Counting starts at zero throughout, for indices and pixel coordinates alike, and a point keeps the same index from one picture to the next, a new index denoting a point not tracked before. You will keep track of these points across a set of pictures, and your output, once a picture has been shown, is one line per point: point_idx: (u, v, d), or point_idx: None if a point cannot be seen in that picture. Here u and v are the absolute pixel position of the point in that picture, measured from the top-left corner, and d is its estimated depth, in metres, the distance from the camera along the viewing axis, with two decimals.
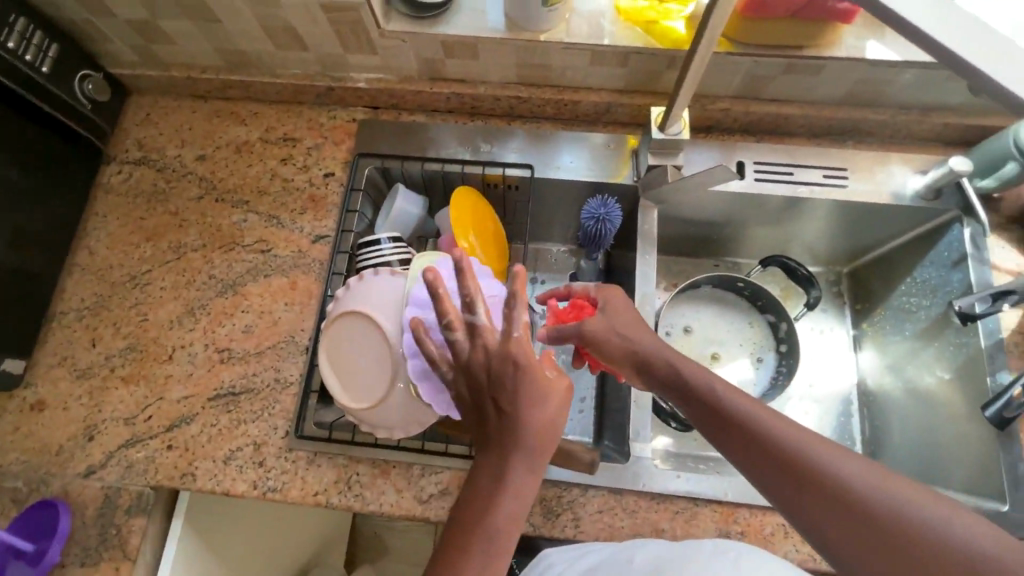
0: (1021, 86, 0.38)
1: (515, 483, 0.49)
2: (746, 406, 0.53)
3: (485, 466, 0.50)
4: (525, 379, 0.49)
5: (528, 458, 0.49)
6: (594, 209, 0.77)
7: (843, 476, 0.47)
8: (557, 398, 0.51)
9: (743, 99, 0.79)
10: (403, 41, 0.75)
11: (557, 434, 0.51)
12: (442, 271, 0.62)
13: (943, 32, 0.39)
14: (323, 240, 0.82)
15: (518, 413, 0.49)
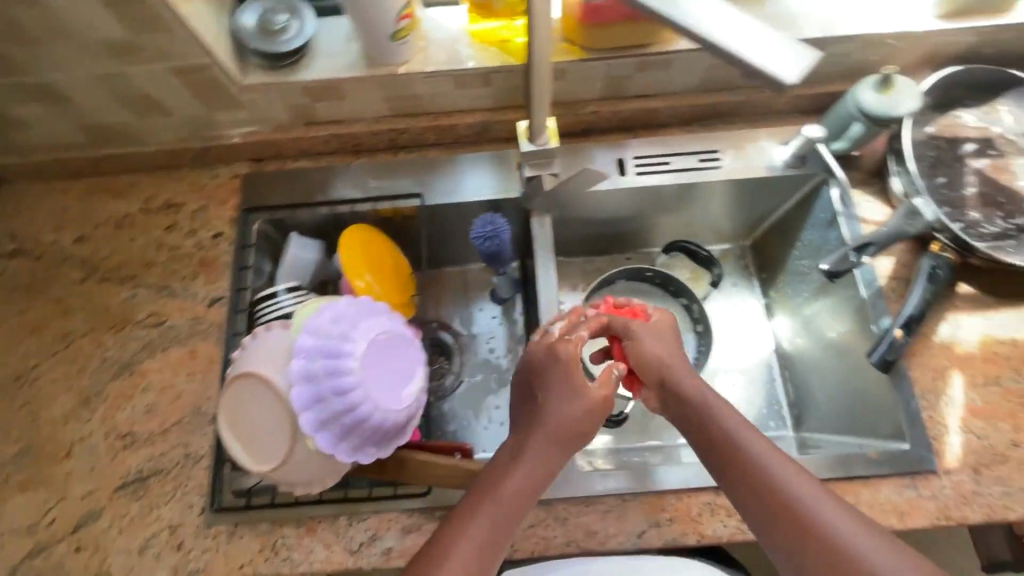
0: (773, 68, 0.41)
1: (531, 467, 0.59)
2: (735, 425, 0.60)
3: (501, 462, 0.60)
4: (564, 373, 0.63)
5: (546, 437, 0.60)
6: (481, 229, 0.76)
7: (802, 493, 0.55)
8: (593, 399, 0.62)
9: (610, 100, 0.82)
10: (265, 93, 0.75)
11: (572, 425, 0.61)
12: (325, 316, 0.61)
13: (697, 22, 0.44)
14: (218, 303, 0.80)
15: (557, 393, 0.62)
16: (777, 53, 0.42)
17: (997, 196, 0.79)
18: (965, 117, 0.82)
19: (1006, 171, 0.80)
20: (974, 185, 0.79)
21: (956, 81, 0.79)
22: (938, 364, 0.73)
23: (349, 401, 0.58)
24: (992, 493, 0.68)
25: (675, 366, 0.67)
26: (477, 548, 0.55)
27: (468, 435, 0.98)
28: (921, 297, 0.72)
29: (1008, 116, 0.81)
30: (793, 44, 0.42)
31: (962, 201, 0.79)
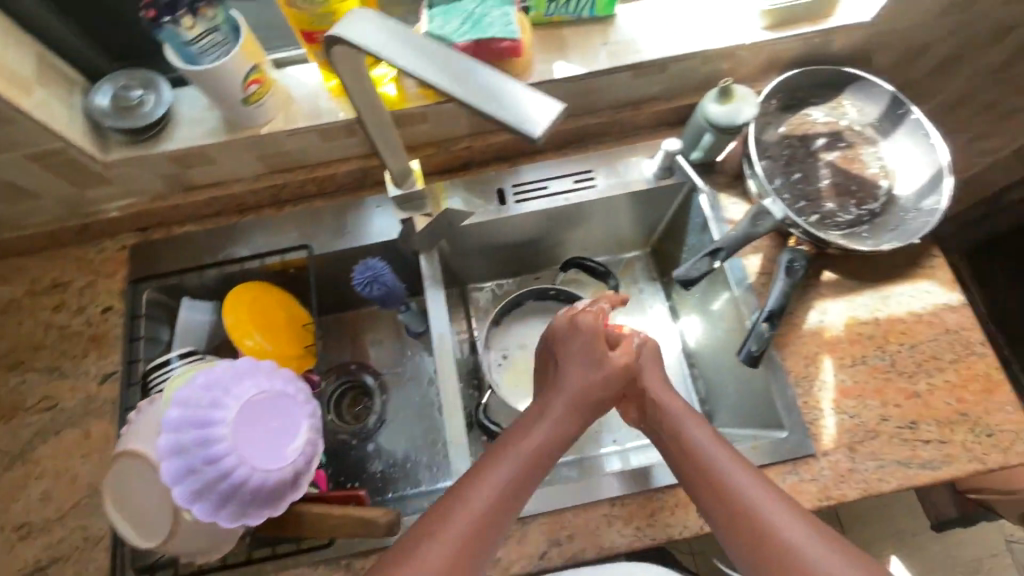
0: (522, 122, 0.41)
1: (550, 424, 0.64)
2: (706, 440, 0.63)
3: (526, 423, 0.65)
4: (587, 338, 0.71)
5: (566, 397, 0.66)
6: (362, 275, 0.78)
7: (760, 501, 0.57)
8: (615, 366, 0.70)
9: (480, 134, 0.86)
10: (131, 166, 0.76)
11: (589, 392, 0.67)
12: (194, 385, 0.62)
13: (454, 82, 0.43)
14: (110, 379, 0.80)
15: (585, 356, 0.70)
16: (528, 106, 0.41)
17: (850, 185, 0.84)
18: (814, 114, 0.87)
19: (856, 160, 0.86)
20: (827, 177, 0.85)
21: (799, 82, 0.85)
22: (809, 350, 0.77)
23: (222, 467, 0.59)
24: (867, 468, 0.72)
25: (654, 388, 0.70)
26: (494, 495, 0.57)
27: (395, 473, 0.98)
28: (780, 292, 0.76)
29: (852, 108, 0.87)
30: (540, 94, 0.42)
31: (818, 194, 0.84)
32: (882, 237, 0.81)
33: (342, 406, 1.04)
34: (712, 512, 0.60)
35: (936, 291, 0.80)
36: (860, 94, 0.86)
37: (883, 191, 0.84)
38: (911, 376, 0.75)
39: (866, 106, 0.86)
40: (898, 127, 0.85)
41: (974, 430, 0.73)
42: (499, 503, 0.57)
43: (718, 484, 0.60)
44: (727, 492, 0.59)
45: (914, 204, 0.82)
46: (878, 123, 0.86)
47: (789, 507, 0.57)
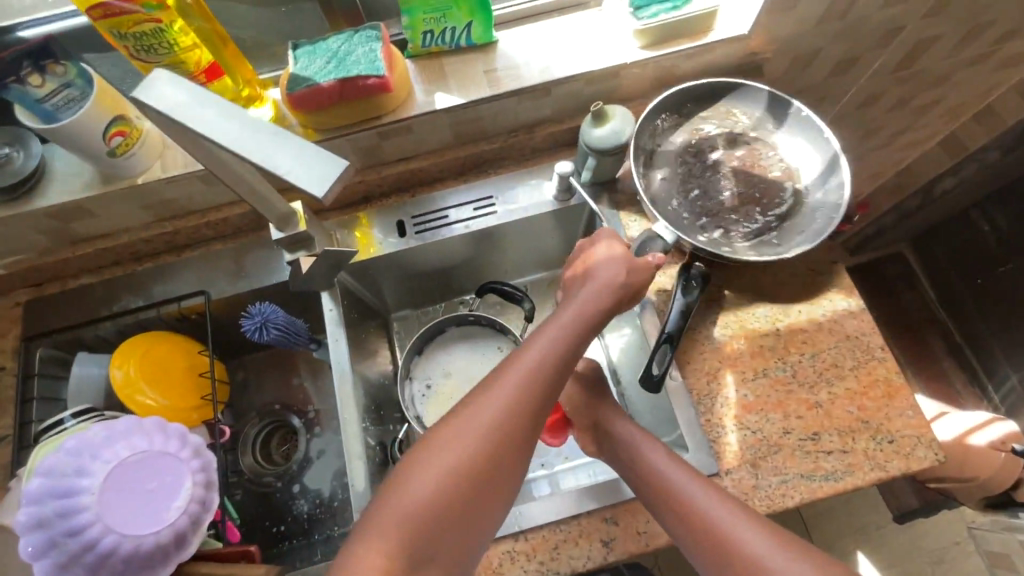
0: (307, 184, 0.40)
1: (554, 340, 0.58)
2: (660, 461, 0.64)
3: (547, 322, 0.60)
4: (610, 253, 0.67)
5: (583, 312, 0.61)
6: (251, 323, 0.75)
7: (725, 516, 0.57)
8: (635, 268, 0.66)
9: (374, 167, 0.85)
10: (8, 225, 0.74)
11: (606, 304, 0.63)
12: (60, 454, 0.60)
13: (252, 148, 0.42)
14: (3, 442, 0.78)
15: (610, 253, 0.67)
16: (315, 168, 0.40)
17: (753, 193, 0.83)
18: (711, 123, 0.86)
19: (758, 167, 0.84)
20: (729, 188, 0.84)
21: (684, 97, 0.84)
22: (712, 367, 0.76)
23: (89, 536, 0.57)
24: (770, 483, 0.71)
25: (612, 419, 0.70)
26: (528, 380, 0.55)
27: (322, 513, 0.96)
28: (679, 311, 0.74)
29: (749, 114, 0.85)
30: (327, 155, 0.41)
31: (722, 207, 0.83)
32: (784, 243, 0.80)
33: (270, 446, 1.03)
34: (680, 529, 0.59)
35: (834, 299, 0.79)
36: (754, 101, 0.84)
37: (788, 195, 0.82)
38: (812, 386, 0.75)
39: (761, 112, 0.85)
40: (796, 129, 0.84)
41: (876, 437, 0.72)
42: (529, 391, 0.54)
43: (680, 504, 0.60)
44: (690, 510, 0.59)
45: (819, 207, 0.81)
46: (777, 126, 0.84)
47: (751, 519, 0.57)
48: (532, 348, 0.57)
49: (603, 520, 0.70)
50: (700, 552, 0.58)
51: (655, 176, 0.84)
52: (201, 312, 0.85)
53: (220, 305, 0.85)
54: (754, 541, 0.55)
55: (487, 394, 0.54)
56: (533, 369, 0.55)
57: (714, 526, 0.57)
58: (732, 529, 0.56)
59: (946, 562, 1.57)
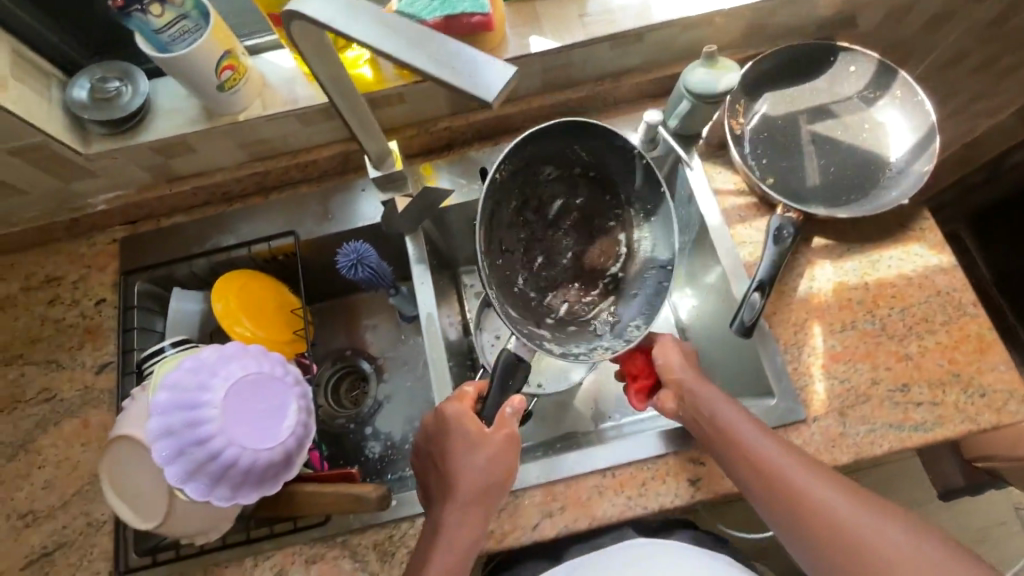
0: (474, 86, 0.41)
1: (446, 543, 0.61)
2: (741, 423, 0.65)
3: (438, 527, 0.63)
4: (457, 443, 0.65)
5: (462, 506, 0.63)
6: (346, 259, 0.79)
7: (804, 477, 0.61)
8: (492, 445, 0.64)
9: (460, 114, 0.86)
10: (115, 158, 0.77)
11: (485, 488, 0.64)
12: (182, 370, 0.63)
13: (411, 53, 0.43)
14: (107, 368, 0.81)
15: (459, 445, 0.64)
16: (479, 71, 0.41)
17: (595, 252, 0.73)
18: (542, 171, 0.69)
19: (600, 213, 0.73)
20: (570, 249, 0.74)
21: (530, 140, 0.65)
22: (798, 318, 0.76)
23: (213, 447, 0.60)
24: (858, 432, 0.71)
25: (691, 380, 0.70)
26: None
27: (394, 455, 0.99)
28: (771, 260, 0.74)
29: (581, 152, 0.69)
30: (488, 59, 0.42)
31: (561, 276, 0.73)
32: (886, 196, 0.80)
33: (340, 391, 1.05)
34: (758, 488, 0.62)
35: (925, 255, 0.78)
36: (592, 140, 0.68)
37: (622, 252, 0.73)
38: (902, 339, 0.75)
39: (596, 149, 0.69)
40: (643, 177, 0.70)
41: (967, 390, 0.72)
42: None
43: (762, 464, 0.62)
44: (772, 470, 0.62)
45: (651, 258, 0.72)
46: (613, 162, 0.70)
47: (832, 483, 0.61)
48: (429, 564, 0.61)
49: (690, 461, 0.72)
50: (778, 510, 0.61)
51: (494, 253, 0.67)
52: (290, 253, 0.87)
53: (308, 247, 0.87)
54: (834, 501, 0.59)
55: None
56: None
57: (796, 485, 0.60)
58: (812, 490, 0.60)
59: (990, 541, 1.56)
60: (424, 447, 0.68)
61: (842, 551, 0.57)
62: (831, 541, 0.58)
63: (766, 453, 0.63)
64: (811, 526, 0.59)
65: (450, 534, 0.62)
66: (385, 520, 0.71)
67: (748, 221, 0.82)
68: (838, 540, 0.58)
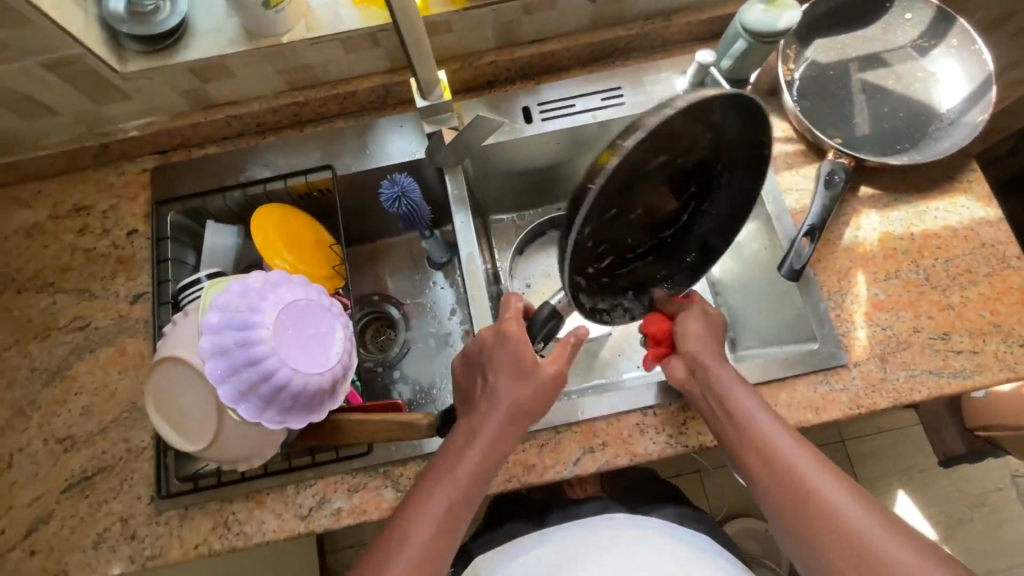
0: None
1: (477, 447, 0.61)
2: (749, 404, 0.63)
3: (470, 435, 0.61)
4: (513, 358, 0.64)
5: (502, 416, 0.62)
6: (389, 191, 0.79)
7: (817, 474, 0.57)
8: (545, 371, 0.64)
9: (506, 49, 0.84)
10: (150, 78, 0.75)
11: (529, 401, 0.63)
12: (231, 292, 0.62)
13: None
14: (142, 299, 0.80)
15: (513, 359, 0.64)
16: None
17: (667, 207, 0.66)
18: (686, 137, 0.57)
19: (703, 178, 0.64)
20: (650, 212, 0.65)
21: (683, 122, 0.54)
22: (843, 266, 0.76)
23: (264, 369, 0.60)
24: (898, 377, 0.72)
25: (707, 354, 0.68)
26: (456, 493, 0.59)
27: (422, 399, 0.97)
28: (822, 205, 0.74)
29: (722, 126, 0.59)
30: None
31: (633, 229, 0.65)
32: (935, 146, 0.79)
33: (365, 336, 1.02)
34: (754, 469, 0.60)
35: (972, 207, 0.78)
36: (738, 117, 0.58)
37: (683, 214, 0.68)
38: (945, 289, 0.75)
39: (742, 123, 0.59)
40: (746, 163, 0.64)
41: (1007, 340, 0.72)
42: (461, 502, 0.59)
43: (773, 456, 0.59)
44: (784, 464, 0.58)
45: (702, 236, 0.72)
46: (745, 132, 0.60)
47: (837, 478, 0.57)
48: (459, 463, 0.60)
49: None
50: (779, 503, 0.57)
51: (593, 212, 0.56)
52: (327, 189, 0.85)
53: (343, 183, 0.85)
54: (846, 507, 0.54)
55: (416, 510, 0.58)
56: (462, 485, 0.59)
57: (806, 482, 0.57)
58: (823, 490, 0.56)
59: (986, 506, 1.59)
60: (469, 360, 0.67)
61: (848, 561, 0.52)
62: (837, 546, 0.53)
63: (778, 444, 0.60)
64: (816, 528, 0.55)
65: (484, 439, 0.61)
66: (427, 452, 0.71)
67: (794, 168, 0.81)
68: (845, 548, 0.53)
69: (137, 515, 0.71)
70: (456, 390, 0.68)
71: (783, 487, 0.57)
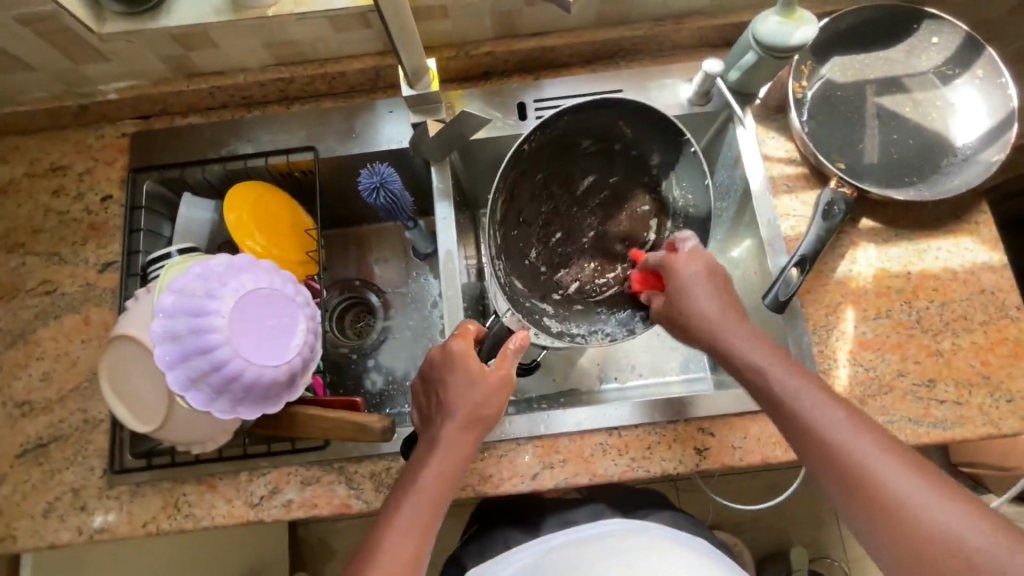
0: None
1: (439, 459, 0.59)
2: (778, 372, 0.56)
3: (431, 449, 0.59)
4: (459, 373, 0.62)
5: (458, 429, 0.60)
6: (369, 180, 0.76)
7: (873, 455, 0.50)
8: (491, 380, 0.62)
9: (505, 40, 0.80)
10: (130, 42, 0.72)
11: (481, 412, 0.61)
12: (189, 276, 0.61)
13: None
14: (111, 268, 0.78)
15: (461, 374, 0.62)
16: None
17: (621, 237, 0.78)
18: (581, 144, 0.75)
19: (630, 188, 0.77)
20: (593, 228, 0.78)
21: (566, 129, 0.73)
22: (832, 300, 0.73)
23: (215, 358, 0.59)
24: (875, 422, 0.69)
25: (718, 319, 0.61)
26: (423, 509, 0.57)
27: (393, 390, 0.94)
28: (815, 235, 0.71)
29: (627, 131, 0.73)
30: None
31: (581, 252, 0.78)
32: (945, 183, 0.75)
33: (344, 322, 0.99)
34: (797, 444, 0.54)
35: (976, 250, 0.74)
36: (639, 121, 0.72)
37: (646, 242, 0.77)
38: (936, 334, 0.72)
39: (644, 133, 0.73)
40: (678, 158, 0.73)
41: (994, 393, 0.69)
42: (431, 515, 0.57)
43: (811, 430, 0.52)
44: (822, 439, 0.52)
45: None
46: (660, 153, 0.74)
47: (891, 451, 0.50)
48: (420, 478, 0.58)
49: (699, 430, 0.71)
50: (833, 490, 0.51)
51: (510, 224, 0.74)
52: (310, 170, 0.83)
53: (326, 166, 0.83)
54: (927, 507, 0.47)
55: (389, 525, 0.56)
56: (426, 499, 0.57)
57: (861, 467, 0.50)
58: (876, 469, 0.49)
59: None
60: (423, 382, 0.65)
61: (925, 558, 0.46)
62: (910, 540, 0.47)
63: (816, 415, 0.53)
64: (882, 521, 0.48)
65: (444, 452, 0.59)
66: (383, 452, 0.70)
67: (793, 193, 0.77)
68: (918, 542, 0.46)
69: (89, 488, 0.71)
70: (415, 411, 0.65)
71: (836, 473, 0.51)
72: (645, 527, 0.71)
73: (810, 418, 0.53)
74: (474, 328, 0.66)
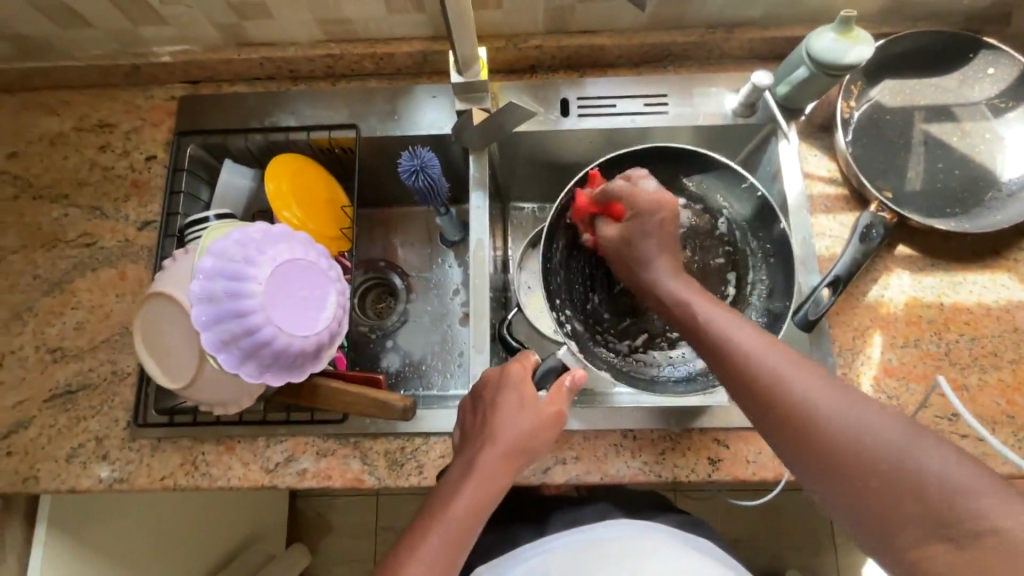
0: None
1: (477, 481, 0.58)
2: (689, 294, 0.58)
3: (470, 470, 0.59)
4: (512, 398, 0.62)
5: (502, 454, 0.59)
6: (408, 163, 0.77)
7: (784, 367, 0.50)
8: (543, 411, 0.62)
9: (555, 35, 0.80)
10: (189, 6, 0.74)
11: (528, 441, 0.61)
12: (231, 242, 0.62)
13: None
14: (149, 226, 0.80)
15: (517, 405, 0.62)
16: None
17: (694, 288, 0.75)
18: None
19: (707, 245, 0.76)
20: None
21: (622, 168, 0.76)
22: (860, 324, 0.73)
23: (249, 323, 0.60)
24: None
25: (653, 257, 0.63)
26: (450, 535, 0.55)
27: (410, 372, 0.94)
28: (851, 257, 0.70)
29: (691, 184, 0.76)
30: None
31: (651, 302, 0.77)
32: (988, 216, 0.74)
33: (366, 300, 1.00)
34: (709, 360, 0.55)
35: (1011, 287, 0.73)
36: (702, 169, 0.75)
37: (726, 294, 0.74)
38: (964, 368, 0.71)
39: (706, 178, 0.75)
40: (748, 203, 0.74)
41: (1017, 434, 0.68)
42: (458, 543, 0.55)
43: (720, 341, 0.53)
44: (730, 347, 0.52)
45: (763, 303, 0.72)
46: (727, 213, 0.76)
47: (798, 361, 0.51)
48: (451, 507, 0.57)
49: (714, 441, 0.71)
50: (764, 423, 0.50)
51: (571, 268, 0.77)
52: (351, 148, 0.83)
53: (366, 145, 0.83)
54: (828, 404, 0.47)
55: (422, 544, 0.55)
56: (454, 528, 0.56)
57: (786, 392, 0.48)
58: (779, 372, 0.49)
59: None
60: (472, 403, 0.65)
61: (835, 462, 0.45)
62: (818, 445, 0.46)
63: (725, 327, 0.54)
64: (805, 445, 0.47)
65: (481, 478, 0.58)
66: (399, 432, 0.71)
67: (831, 214, 0.77)
68: (836, 447, 0.45)
69: (112, 438, 0.73)
70: (457, 430, 0.66)
71: (758, 397, 0.50)
72: (645, 529, 0.72)
73: (718, 330, 0.54)
74: (534, 359, 0.67)
